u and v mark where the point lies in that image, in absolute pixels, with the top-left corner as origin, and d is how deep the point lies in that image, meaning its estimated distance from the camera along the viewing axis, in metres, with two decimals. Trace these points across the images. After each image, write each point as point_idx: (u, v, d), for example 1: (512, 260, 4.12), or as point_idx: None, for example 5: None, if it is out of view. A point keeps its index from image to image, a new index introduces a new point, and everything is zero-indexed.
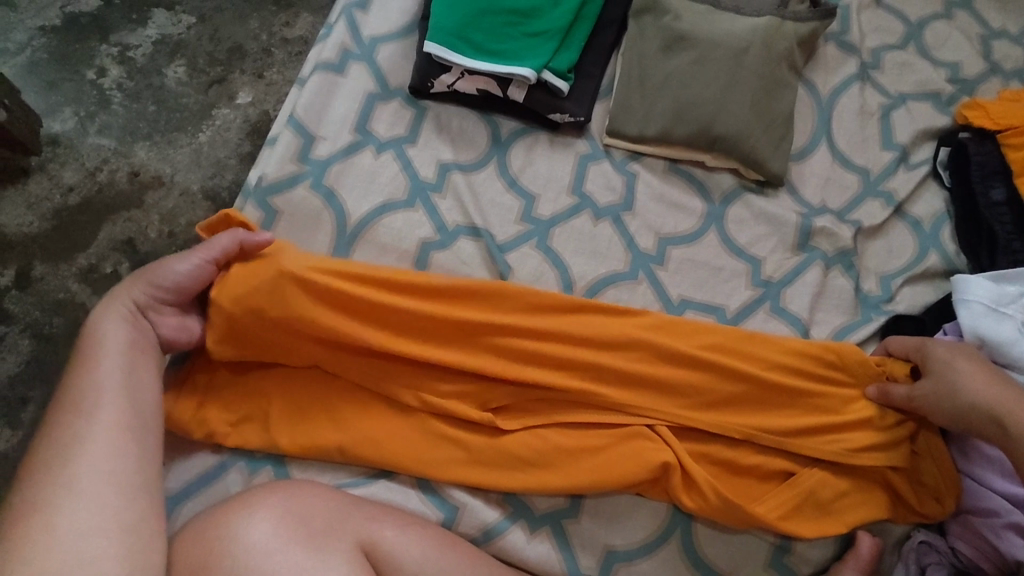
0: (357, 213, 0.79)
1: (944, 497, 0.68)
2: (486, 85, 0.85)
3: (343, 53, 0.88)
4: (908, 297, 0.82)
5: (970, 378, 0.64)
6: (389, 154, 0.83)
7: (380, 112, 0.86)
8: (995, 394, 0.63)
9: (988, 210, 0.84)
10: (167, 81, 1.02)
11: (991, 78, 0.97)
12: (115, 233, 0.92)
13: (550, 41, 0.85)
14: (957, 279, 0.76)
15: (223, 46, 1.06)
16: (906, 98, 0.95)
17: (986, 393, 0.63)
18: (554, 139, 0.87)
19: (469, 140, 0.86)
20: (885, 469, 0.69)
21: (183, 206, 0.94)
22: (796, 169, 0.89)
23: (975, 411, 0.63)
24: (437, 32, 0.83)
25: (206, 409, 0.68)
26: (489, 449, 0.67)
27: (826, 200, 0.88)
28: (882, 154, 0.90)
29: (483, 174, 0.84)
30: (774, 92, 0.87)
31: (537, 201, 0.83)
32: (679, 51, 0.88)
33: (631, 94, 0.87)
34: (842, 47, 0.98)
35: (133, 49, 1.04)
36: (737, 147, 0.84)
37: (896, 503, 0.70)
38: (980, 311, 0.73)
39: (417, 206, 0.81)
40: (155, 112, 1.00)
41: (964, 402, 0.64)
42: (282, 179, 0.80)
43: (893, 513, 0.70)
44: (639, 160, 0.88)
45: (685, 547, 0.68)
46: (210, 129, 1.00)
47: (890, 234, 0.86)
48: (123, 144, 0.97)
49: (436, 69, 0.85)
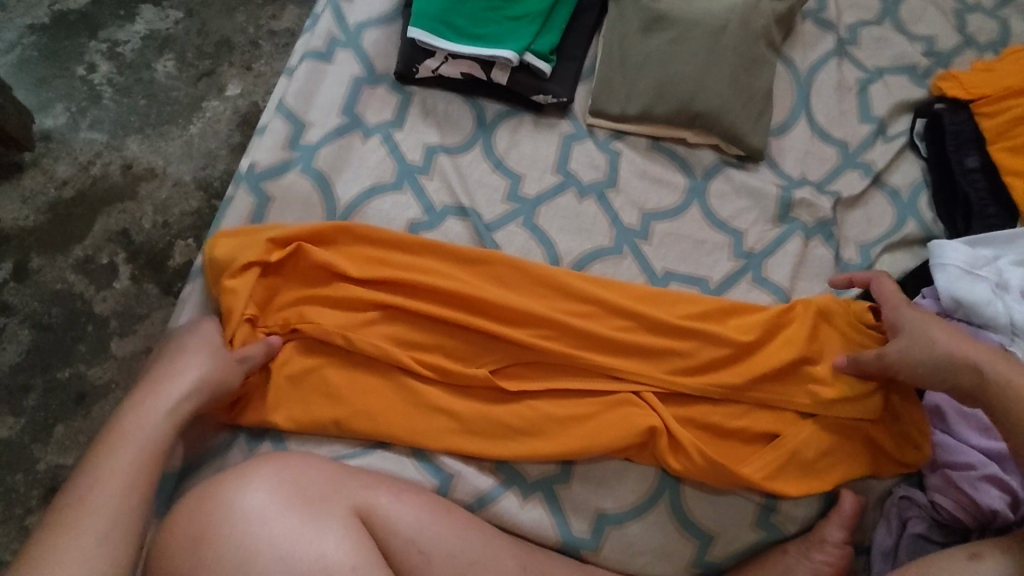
0: (346, 197, 0.81)
1: (922, 443, 0.70)
2: (470, 68, 0.87)
3: (329, 41, 0.90)
4: (887, 265, 0.84)
5: (942, 335, 0.65)
6: (377, 139, 0.85)
7: (367, 98, 0.87)
8: (974, 352, 0.64)
9: (963, 178, 0.86)
10: (157, 75, 1.04)
11: (966, 50, 0.99)
12: (109, 224, 0.94)
13: (531, 24, 0.86)
14: (934, 245, 0.78)
15: (211, 40, 1.07)
16: (883, 72, 0.97)
17: (966, 350, 0.64)
18: (538, 120, 0.89)
19: (456, 123, 0.88)
20: (864, 423, 0.70)
21: (177, 196, 0.96)
22: (776, 143, 0.91)
23: (958, 368, 0.64)
24: (419, 18, 0.85)
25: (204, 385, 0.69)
26: (479, 419, 0.69)
27: (805, 172, 0.90)
28: (860, 127, 0.92)
29: (469, 156, 0.86)
30: (753, 69, 0.89)
31: (522, 180, 0.85)
32: (658, 31, 0.90)
33: (612, 74, 0.89)
34: (819, 24, 0.99)
35: (122, 45, 1.05)
36: (718, 123, 0.86)
37: (879, 455, 0.72)
38: (956, 274, 0.75)
39: (404, 188, 0.82)
40: (146, 106, 1.02)
41: (948, 360, 0.64)
42: (273, 165, 0.81)
43: (875, 466, 0.71)
44: (622, 139, 0.90)
45: (673, 508, 0.70)
46: (200, 121, 1.01)
47: (869, 204, 0.88)
48: (115, 138, 0.99)
49: (420, 55, 0.87)
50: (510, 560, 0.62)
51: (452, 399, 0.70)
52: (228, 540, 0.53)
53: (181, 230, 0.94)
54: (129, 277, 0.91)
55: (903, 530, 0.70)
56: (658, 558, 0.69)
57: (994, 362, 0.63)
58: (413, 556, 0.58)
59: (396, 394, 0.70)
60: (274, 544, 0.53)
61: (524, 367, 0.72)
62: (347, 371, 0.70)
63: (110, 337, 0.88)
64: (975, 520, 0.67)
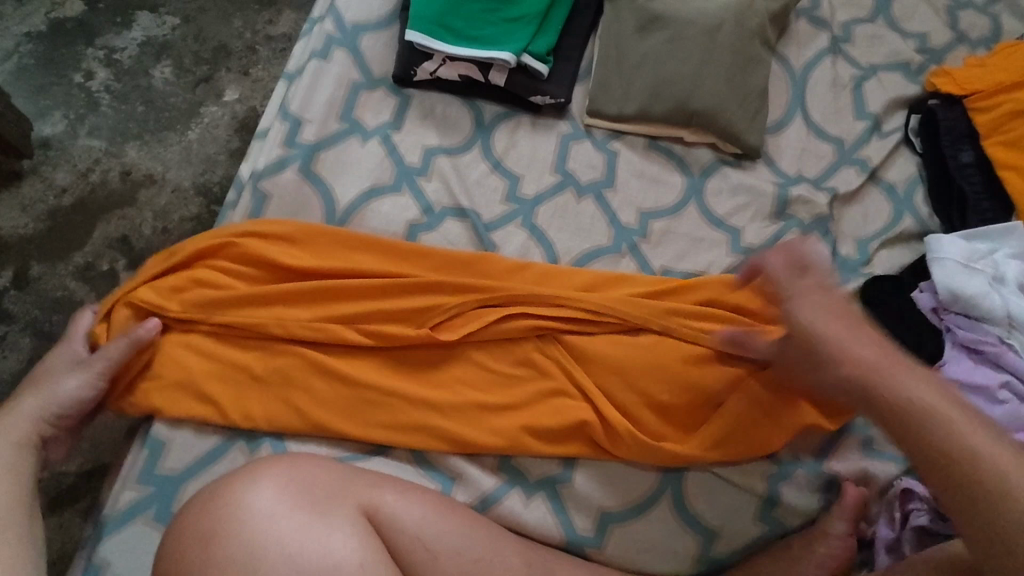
0: (345, 199, 0.81)
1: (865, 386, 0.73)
2: (467, 70, 0.87)
3: (327, 44, 0.90)
4: (885, 259, 0.85)
5: (942, 412, 0.57)
6: (375, 141, 0.85)
7: (364, 100, 0.88)
8: (935, 398, 0.59)
9: (958, 172, 0.86)
10: (154, 81, 1.04)
11: (958, 46, 1.00)
12: (109, 231, 0.94)
13: (527, 25, 0.87)
14: (931, 240, 0.79)
15: (208, 46, 1.07)
16: (877, 69, 0.98)
17: (927, 396, 0.59)
18: (535, 121, 0.90)
19: (454, 125, 0.88)
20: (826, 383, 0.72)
21: (176, 202, 0.96)
22: (772, 141, 0.92)
23: (937, 441, 0.57)
24: (417, 21, 0.86)
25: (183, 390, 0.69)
26: (476, 421, 0.70)
27: (802, 169, 0.90)
28: (855, 123, 0.93)
29: (468, 157, 0.86)
30: (748, 67, 0.90)
31: (521, 181, 0.86)
32: (654, 30, 0.90)
33: (609, 74, 0.89)
34: (813, 22, 1.00)
35: (119, 52, 1.06)
36: (714, 121, 0.87)
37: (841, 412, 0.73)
38: (954, 268, 0.76)
39: (403, 190, 0.83)
40: (144, 113, 1.02)
41: (872, 374, 0.61)
42: (271, 167, 0.82)
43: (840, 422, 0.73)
44: (619, 138, 0.90)
45: (676, 504, 0.71)
46: (199, 126, 1.02)
47: (865, 199, 0.89)
48: (114, 145, 0.99)
49: (417, 57, 0.87)
50: (513, 557, 0.62)
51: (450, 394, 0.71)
52: (237, 540, 0.53)
53: (181, 236, 0.94)
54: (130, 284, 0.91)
55: (905, 522, 0.70)
56: (661, 554, 0.70)
57: (967, 432, 0.56)
58: (419, 552, 0.58)
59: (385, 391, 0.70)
60: (282, 542, 0.53)
61: (513, 368, 0.73)
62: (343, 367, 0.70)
63: None
64: None
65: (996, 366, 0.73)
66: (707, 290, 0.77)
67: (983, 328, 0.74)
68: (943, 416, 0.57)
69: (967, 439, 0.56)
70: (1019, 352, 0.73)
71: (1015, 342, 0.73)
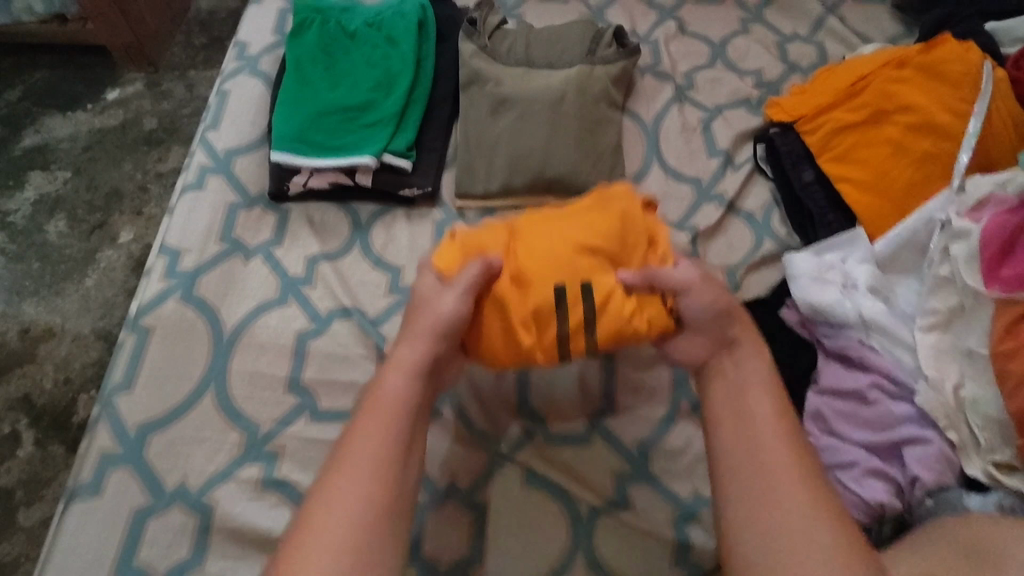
0: (233, 319, 0.83)
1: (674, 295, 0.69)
2: (336, 178, 0.93)
3: (201, 174, 0.95)
4: (754, 283, 0.90)
5: (759, 437, 0.60)
6: (258, 259, 0.89)
7: (243, 220, 0.92)
8: (790, 476, 0.57)
9: (803, 191, 0.92)
10: (48, 236, 1.08)
11: (791, 76, 1.11)
12: (11, 391, 0.95)
13: (385, 127, 0.93)
14: (785, 258, 0.85)
15: (100, 193, 1.13)
16: (722, 108, 1.06)
17: (789, 492, 0.56)
18: (410, 214, 0.95)
19: (333, 231, 0.93)
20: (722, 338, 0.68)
21: (76, 350, 0.98)
22: (634, 191, 0.98)
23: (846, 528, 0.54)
24: (279, 142, 0.92)
25: (72, 550, 0.69)
26: (617, 309, 0.67)
27: (665, 213, 0.96)
28: (709, 161, 1.00)
29: (349, 259, 0.90)
30: (597, 129, 0.98)
31: (402, 272, 0.89)
32: (504, 112, 0.97)
33: (471, 157, 0.96)
34: (657, 76, 1.09)
35: (13, 214, 1.10)
36: (572, 184, 0.93)
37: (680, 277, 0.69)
38: (807, 283, 0.81)
39: (290, 301, 0.86)
40: (41, 268, 1.05)
41: (757, 425, 0.61)
42: (152, 301, 0.84)
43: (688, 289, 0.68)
44: (491, 215, 0.95)
45: (590, 565, 0.70)
46: (95, 272, 1.05)
47: (728, 230, 0.94)
48: (11, 305, 1.01)
49: (287, 173, 0.92)
50: None
51: (535, 301, 0.67)
52: None
53: (84, 383, 0.95)
54: (33, 442, 0.91)
55: None
56: None
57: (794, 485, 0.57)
58: None
59: (503, 303, 0.69)
60: None
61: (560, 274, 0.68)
62: (486, 316, 0.69)
63: (17, 507, 0.87)
64: (870, 516, 0.69)
65: (864, 368, 0.76)
66: (624, 198, 0.74)
67: (845, 334, 0.78)
68: (796, 514, 0.55)
69: (773, 489, 0.57)
70: (880, 351, 0.76)
71: (874, 342, 0.77)
